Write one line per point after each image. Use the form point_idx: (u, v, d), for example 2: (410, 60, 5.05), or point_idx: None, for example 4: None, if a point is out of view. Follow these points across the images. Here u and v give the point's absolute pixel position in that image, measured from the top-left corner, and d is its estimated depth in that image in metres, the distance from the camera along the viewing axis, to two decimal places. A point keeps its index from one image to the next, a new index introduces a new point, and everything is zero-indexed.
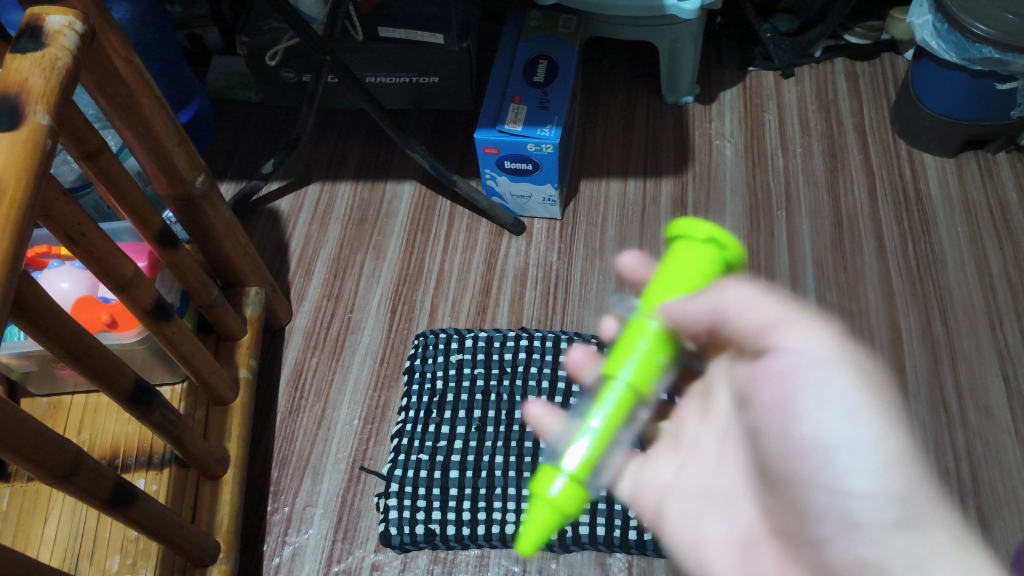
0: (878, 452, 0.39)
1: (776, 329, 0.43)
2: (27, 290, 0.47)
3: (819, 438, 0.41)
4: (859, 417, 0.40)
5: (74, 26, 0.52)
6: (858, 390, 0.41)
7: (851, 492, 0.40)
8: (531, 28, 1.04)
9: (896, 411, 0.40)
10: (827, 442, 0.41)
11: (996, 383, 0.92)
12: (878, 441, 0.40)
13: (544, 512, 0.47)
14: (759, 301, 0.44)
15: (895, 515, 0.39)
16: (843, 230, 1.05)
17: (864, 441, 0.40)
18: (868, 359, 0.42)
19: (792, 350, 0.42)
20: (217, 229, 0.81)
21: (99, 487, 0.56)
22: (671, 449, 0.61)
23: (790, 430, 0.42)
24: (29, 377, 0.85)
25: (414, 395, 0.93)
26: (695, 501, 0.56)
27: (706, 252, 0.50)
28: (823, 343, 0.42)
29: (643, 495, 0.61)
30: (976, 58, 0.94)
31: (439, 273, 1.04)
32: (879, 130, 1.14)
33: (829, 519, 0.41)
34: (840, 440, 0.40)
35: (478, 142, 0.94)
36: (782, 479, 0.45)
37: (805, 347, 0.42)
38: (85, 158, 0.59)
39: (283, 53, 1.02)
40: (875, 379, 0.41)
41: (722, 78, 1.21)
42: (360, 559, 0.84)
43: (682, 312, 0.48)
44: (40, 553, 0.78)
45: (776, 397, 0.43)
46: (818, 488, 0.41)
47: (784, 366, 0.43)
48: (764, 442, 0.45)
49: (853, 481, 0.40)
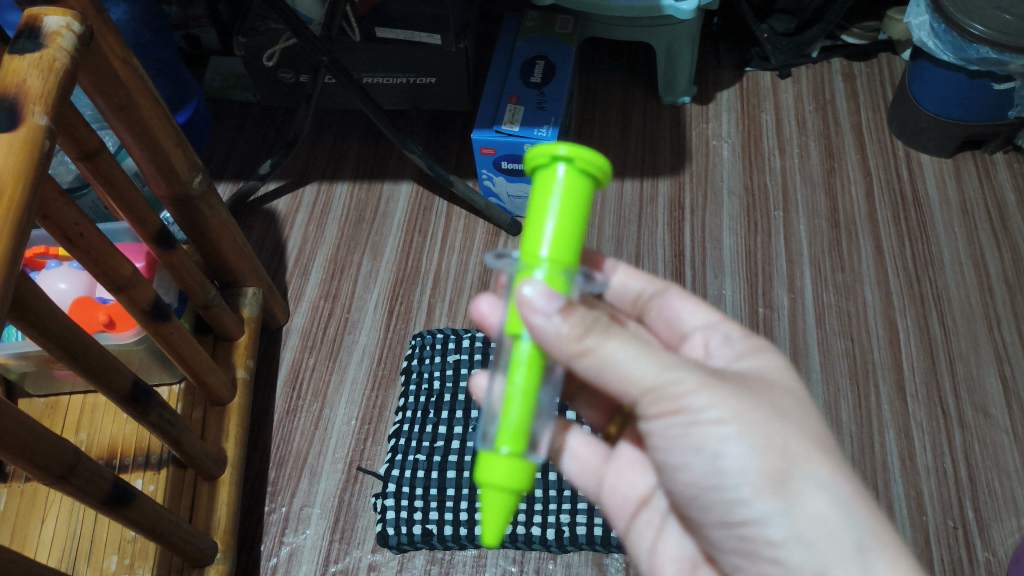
0: (758, 466, 0.46)
1: (651, 377, 0.45)
2: (25, 290, 0.47)
3: (708, 467, 0.47)
4: (740, 441, 0.46)
5: (72, 26, 0.52)
6: (735, 423, 0.46)
7: (742, 507, 0.47)
8: (528, 28, 1.04)
9: (769, 423, 0.47)
10: (719, 469, 0.46)
11: (994, 384, 0.92)
12: (761, 456, 0.46)
13: (496, 496, 0.47)
14: (635, 360, 0.45)
15: (783, 526, 0.46)
16: (841, 230, 1.05)
17: (744, 461, 0.46)
18: (734, 390, 0.48)
19: (674, 396, 0.46)
20: (214, 230, 0.81)
21: (96, 487, 0.56)
22: (637, 465, 0.63)
23: (684, 463, 0.49)
24: (27, 378, 0.85)
25: (411, 396, 0.93)
26: (654, 518, 0.60)
27: (567, 190, 0.46)
28: (694, 384, 0.46)
29: (614, 514, 0.63)
30: (974, 58, 0.94)
31: (436, 273, 1.04)
32: (877, 130, 1.14)
33: (729, 536, 0.49)
34: (730, 466, 0.46)
35: (475, 142, 0.94)
36: (688, 502, 0.51)
37: (685, 383, 0.46)
38: (83, 159, 0.59)
39: (280, 53, 1.02)
40: (745, 406, 0.47)
41: (719, 78, 1.21)
42: (357, 559, 0.84)
43: (569, 356, 0.45)
44: (38, 553, 0.78)
45: (673, 435, 0.47)
46: (710, 512, 0.49)
47: (666, 406, 0.46)
48: (668, 475, 0.51)
49: (739, 497, 0.46)
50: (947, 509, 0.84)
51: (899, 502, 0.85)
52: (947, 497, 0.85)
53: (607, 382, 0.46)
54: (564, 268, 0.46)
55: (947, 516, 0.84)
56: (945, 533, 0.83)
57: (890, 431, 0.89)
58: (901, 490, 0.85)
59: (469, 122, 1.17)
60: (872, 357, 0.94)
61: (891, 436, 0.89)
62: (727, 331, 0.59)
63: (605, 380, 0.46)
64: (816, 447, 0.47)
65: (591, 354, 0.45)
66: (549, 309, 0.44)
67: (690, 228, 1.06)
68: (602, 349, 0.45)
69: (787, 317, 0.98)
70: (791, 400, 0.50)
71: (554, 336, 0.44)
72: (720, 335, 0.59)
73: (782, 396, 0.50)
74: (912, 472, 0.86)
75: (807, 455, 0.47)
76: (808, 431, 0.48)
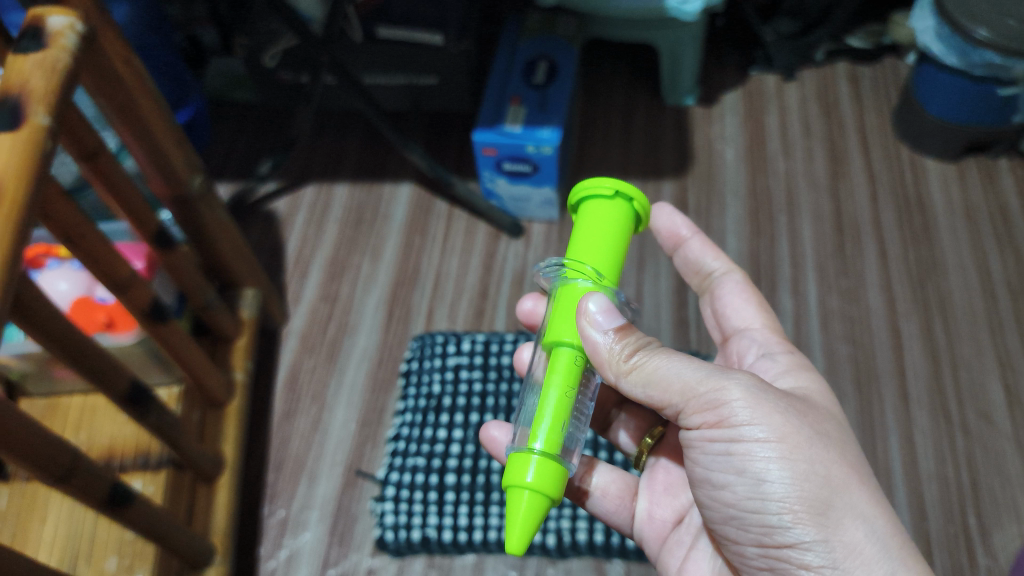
0: (799, 493, 0.48)
1: (700, 394, 0.49)
2: (28, 292, 0.47)
3: (750, 490, 0.49)
4: (784, 468, 0.48)
5: (75, 27, 0.51)
6: (778, 447, 0.49)
7: (783, 533, 0.48)
8: (531, 29, 1.04)
9: (813, 450, 0.49)
10: (760, 493, 0.49)
11: (997, 390, 0.91)
12: (805, 484, 0.48)
13: (528, 501, 0.46)
14: (680, 374, 0.49)
15: (822, 553, 0.48)
16: (845, 235, 1.04)
17: (786, 487, 0.48)
18: (782, 410, 0.50)
19: (723, 416, 0.49)
20: (213, 232, 0.81)
21: (95, 488, 0.55)
22: (674, 487, 0.65)
23: (725, 484, 0.50)
24: (26, 378, 0.84)
25: (411, 399, 0.92)
26: (686, 537, 0.62)
27: (610, 217, 0.54)
28: (745, 405, 0.49)
29: (650, 540, 0.65)
30: (978, 62, 0.93)
31: (437, 275, 1.03)
32: (881, 135, 1.14)
33: (762, 555, 0.51)
34: (773, 492, 0.48)
35: (477, 142, 0.93)
36: (724, 521, 0.52)
37: (735, 405, 0.49)
38: (84, 159, 0.58)
39: (281, 53, 1.01)
40: (790, 430, 0.49)
41: (723, 81, 1.21)
42: (356, 562, 0.84)
43: (619, 374, 0.50)
44: (37, 554, 0.77)
45: (716, 454, 0.50)
46: (744, 533, 0.51)
47: (712, 423, 0.49)
48: (705, 492, 0.53)
49: (779, 523, 0.48)
50: (949, 515, 0.84)
51: (902, 507, 0.84)
52: (949, 503, 0.84)
53: (655, 398, 0.51)
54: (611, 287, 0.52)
55: (949, 523, 0.83)
56: (947, 539, 0.82)
57: (894, 437, 0.89)
58: (904, 496, 0.85)
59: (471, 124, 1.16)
60: (875, 363, 0.94)
61: (894, 442, 0.88)
62: (766, 343, 0.64)
63: (653, 398, 0.51)
64: (857, 479, 0.49)
65: (638, 370, 0.50)
66: (608, 325, 0.49)
67: None
68: (648, 365, 0.50)
69: (791, 321, 0.97)
70: (831, 423, 0.53)
71: (607, 353, 0.50)
72: (758, 346, 0.64)
73: (822, 420, 0.52)
74: (914, 478, 0.86)
75: (846, 485, 0.49)
76: (846, 458, 0.50)
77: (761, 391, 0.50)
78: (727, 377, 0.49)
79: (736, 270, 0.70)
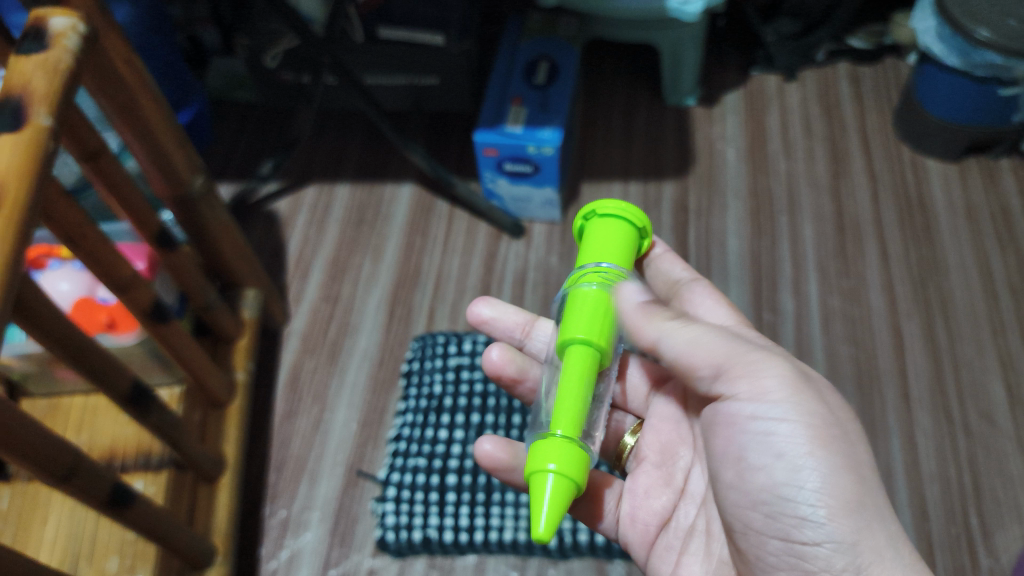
0: (835, 488, 0.48)
1: (745, 364, 0.51)
2: (29, 292, 0.47)
3: (787, 474, 0.49)
4: (825, 457, 0.49)
5: (77, 27, 0.51)
6: (819, 434, 0.49)
7: (810, 526, 0.48)
8: (532, 30, 1.04)
9: (851, 449, 0.50)
10: (797, 479, 0.49)
11: (999, 391, 0.91)
12: (844, 473, 0.49)
13: (556, 484, 0.47)
14: (726, 349, 0.52)
15: (847, 554, 0.48)
16: (846, 235, 1.04)
17: (822, 476, 0.48)
18: (827, 403, 0.51)
19: (767, 391, 0.50)
20: (215, 232, 0.81)
21: (96, 489, 0.55)
22: (654, 488, 0.65)
23: (761, 466, 0.50)
24: (28, 379, 0.84)
25: (412, 399, 0.92)
26: (676, 541, 0.62)
27: (611, 228, 0.60)
28: (793, 386, 0.50)
29: (635, 544, 0.65)
30: (979, 63, 0.93)
31: (438, 275, 1.03)
32: (882, 135, 1.14)
33: (783, 550, 0.50)
34: (810, 479, 0.48)
35: (478, 143, 0.93)
36: (749, 508, 0.51)
37: (781, 384, 0.50)
38: (86, 160, 0.58)
39: (282, 54, 1.01)
40: (831, 421, 0.50)
41: (724, 81, 1.21)
42: (357, 562, 0.84)
43: (659, 332, 0.54)
44: (38, 555, 0.77)
45: (756, 433, 0.50)
46: (772, 522, 0.50)
47: (755, 395, 0.50)
48: (733, 476, 0.52)
49: (811, 515, 0.48)
50: (951, 515, 0.83)
51: (904, 508, 0.84)
52: (951, 504, 0.84)
53: (696, 366, 0.53)
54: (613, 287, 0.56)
55: (951, 523, 0.83)
56: (948, 539, 0.82)
57: (895, 437, 0.89)
58: (906, 497, 0.85)
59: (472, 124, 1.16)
60: (877, 363, 0.94)
61: (895, 442, 0.88)
62: (743, 336, 0.62)
63: (693, 364, 0.53)
64: (883, 486, 0.50)
65: (678, 336, 0.53)
66: (642, 298, 0.56)
67: (694, 231, 1.05)
68: (690, 330, 0.53)
69: (792, 321, 0.97)
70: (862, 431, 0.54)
71: (645, 323, 0.55)
72: (735, 339, 0.63)
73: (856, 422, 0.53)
74: (916, 479, 0.86)
75: (875, 489, 0.50)
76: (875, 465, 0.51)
77: (806, 378, 0.51)
78: (771, 358, 0.51)
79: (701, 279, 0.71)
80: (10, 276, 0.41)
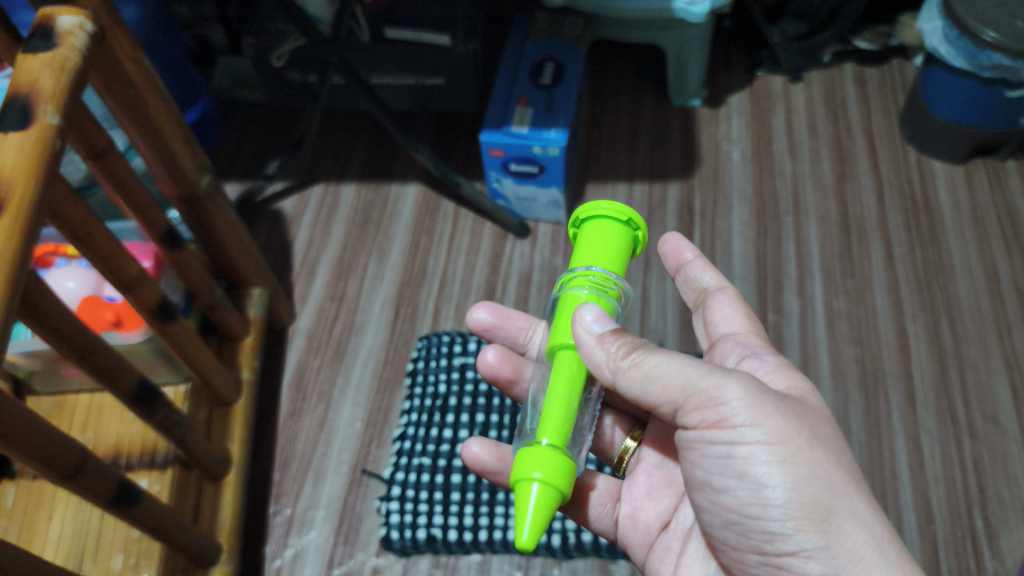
0: (800, 499, 0.49)
1: (700, 393, 0.49)
2: (36, 289, 0.47)
3: (752, 496, 0.50)
4: (785, 474, 0.49)
5: (84, 26, 0.51)
6: (778, 451, 0.49)
7: (783, 538, 0.50)
8: (538, 30, 1.04)
9: (812, 457, 0.49)
10: (762, 498, 0.49)
11: (1004, 392, 0.91)
12: (809, 485, 0.49)
13: (541, 492, 0.47)
14: (675, 379, 0.50)
15: (823, 560, 0.49)
16: (851, 236, 1.04)
17: (787, 492, 0.49)
18: (783, 413, 0.50)
19: (723, 416, 0.49)
20: (222, 231, 0.81)
21: (103, 486, 0.55)
22: (655, 490, 0.65)
23: (727, 488, 0.51)
24: (34, 376, 0.84)
25: (417, 399, 0.92)
26: (675, 543, 0.62)
27: (611, 227, 0.57)
28: (747, 409, 0.49)
29: (635, 546, 0.66)
30: (986, 64, 0.93)
31: (443, 275, 1.03)
32: (888, 135, 1.14)
33: (762, 562, 0.52)
34: (774, 497, 0.49)
35: (484, 143, 0.94)
36: (724, 525, 0.53)
37: (733, 406, 0.49)
38: (92, 158, 0.59)
39: (289, 53, 1.02)
40: (790, 436, 0.49)
41: (730, 82, 1.21)
42: (361, 561, 0.84)
43: (616, 371, 0.51)
44: (43, 552, 0.77)
45: (717, 457, 0.51)
46: (746, 538, 0.52)
47: (712, 422, 0.50)
48: (705, 496, 0.53)
49: (780, 529, 0.50)
50: (955, 517, 0.83)
51: (909, 509, 0.84)
52: (956, 505, 0.84)
53: (652, 397, 0.51)
54: (609, 298, 0.56)
55: (956, 525, 0.83)
56: (954, 541, 0.82)
57: (899, 439, 0.88)
58: (911, 498, 0.85)
59: (478, 124, 1.16)
60: (882, 364, 0.94)
61: (900, 444, 0.88)
62: (750, 346, 0.63)
63: (650, 396, 0.51)
64: (856, 484, 0.50)
65: (636, 368, 0.51)
66: (602, 331, 0.51)
67: (699, 232, 1.05)
68: (646, 364, 0.50)
69: (797, 324, 0.97)
70: (827, 425, 0.53)
71: (602, 356, 0.51)
72: (740, 348, 0.63)
73: (820, 422, 0.52)
74: (920, 480, 0.86)
75: (847, 493, 0.50)
76: (844, 463, 0.51)
77: (759, 393, 0.50)
78: (721, 382, 0.49)
79: (732, 291, 0.69)
80: (17, 276, 0.41)
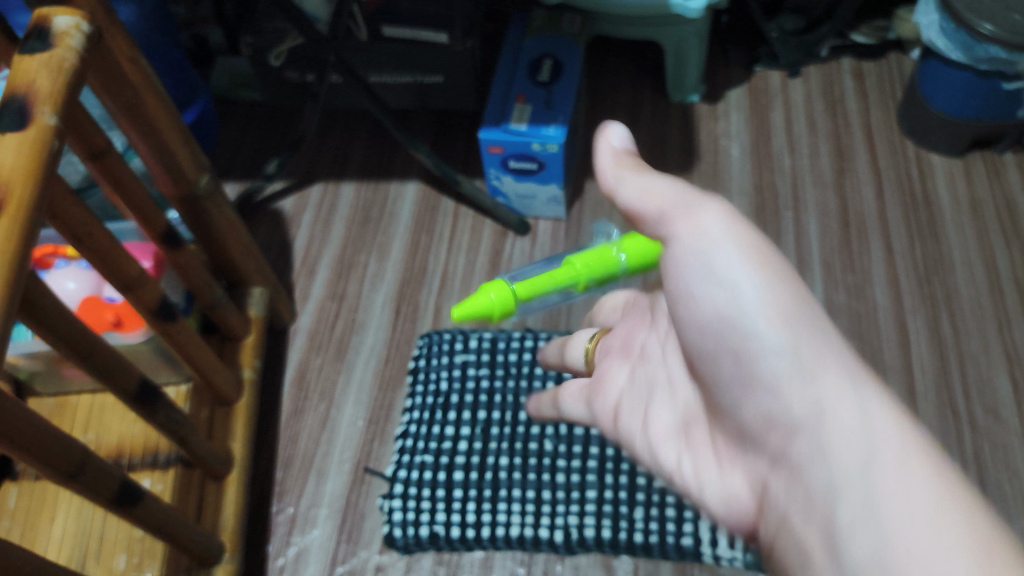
0: (784, 327, 0.45)
1: (680, 205, 0.48)
2: (37, 291, 0.47)
3: (730, 294, 0.46)
4: (762, 293, 0.45)
5: (81, 27, 0.51)
6: (755, 262, 0.46)
7: (770, 353, 0.45)
8: (536, 27, 1.04)
9: (799, 336, 0.44)
10: (740, 300, 0.46)
11: (1005, 385, 0.91)
12: (794, 412, 0.43)
13: None
14: (656, 184, 0.49)
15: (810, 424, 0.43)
16: (851, 230, 1.04)
17: (774, 322, 0.45)
18: (762, 262, 0.46)
19: (700, 223, 0.47)
20: (222, 231, 0.81)
21: (105, 486, 0.56)
22: None
23: (715, 301, 0.47)
24: (35, 377, 0.84)
25: (418, 397, 0.93)
26: None
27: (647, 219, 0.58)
28: (723, 223, 0.47)
29: None
30: (983, 58, 0.93)
31: (444, 272, 1.04)
32: (887, 130, 1.14)
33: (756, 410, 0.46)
34: (751, 301, 0.45)
35: (483, 141, 0.94)
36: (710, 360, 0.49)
37: (727, 255, 0.46)
38: (91, 158, 0.59)
39: (287, 53, 1.02)
40: (795, 322, 0.45)
41: (729, 78, 1.21)
42: (364, 560, 0.84)
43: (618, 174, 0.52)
44: (47, 552, 0.78)
45: (702, 270, 0.47)
46: (739, 365, 0.46)
47: (695, 232, 0.47)
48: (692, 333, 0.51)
49: (765, 334, 0.45)
50: None
51: None
52: None
53: (648, 213, 0.50)
54: None
55: None
56: None
57: None
58: None
59: (477, 122, 1.16)
60: (882, 358, 0.94)
61: None
62: None
63: (647, 220, 0.50)
64: (853, 377, 0.43)
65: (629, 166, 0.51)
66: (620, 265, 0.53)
67: None
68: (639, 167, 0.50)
69: None
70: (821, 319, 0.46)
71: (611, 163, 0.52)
72: None
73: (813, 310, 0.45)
74: None
75: (835, 377, 0.43)
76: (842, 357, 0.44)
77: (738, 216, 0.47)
78: (717, 201, 0.48)
79: None
80: (15, 274, 0.41)
